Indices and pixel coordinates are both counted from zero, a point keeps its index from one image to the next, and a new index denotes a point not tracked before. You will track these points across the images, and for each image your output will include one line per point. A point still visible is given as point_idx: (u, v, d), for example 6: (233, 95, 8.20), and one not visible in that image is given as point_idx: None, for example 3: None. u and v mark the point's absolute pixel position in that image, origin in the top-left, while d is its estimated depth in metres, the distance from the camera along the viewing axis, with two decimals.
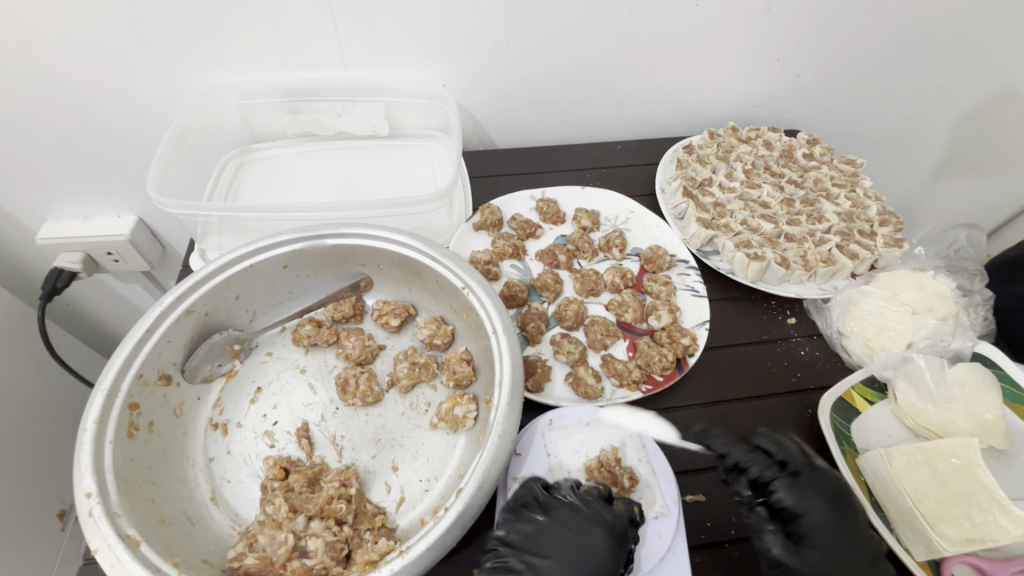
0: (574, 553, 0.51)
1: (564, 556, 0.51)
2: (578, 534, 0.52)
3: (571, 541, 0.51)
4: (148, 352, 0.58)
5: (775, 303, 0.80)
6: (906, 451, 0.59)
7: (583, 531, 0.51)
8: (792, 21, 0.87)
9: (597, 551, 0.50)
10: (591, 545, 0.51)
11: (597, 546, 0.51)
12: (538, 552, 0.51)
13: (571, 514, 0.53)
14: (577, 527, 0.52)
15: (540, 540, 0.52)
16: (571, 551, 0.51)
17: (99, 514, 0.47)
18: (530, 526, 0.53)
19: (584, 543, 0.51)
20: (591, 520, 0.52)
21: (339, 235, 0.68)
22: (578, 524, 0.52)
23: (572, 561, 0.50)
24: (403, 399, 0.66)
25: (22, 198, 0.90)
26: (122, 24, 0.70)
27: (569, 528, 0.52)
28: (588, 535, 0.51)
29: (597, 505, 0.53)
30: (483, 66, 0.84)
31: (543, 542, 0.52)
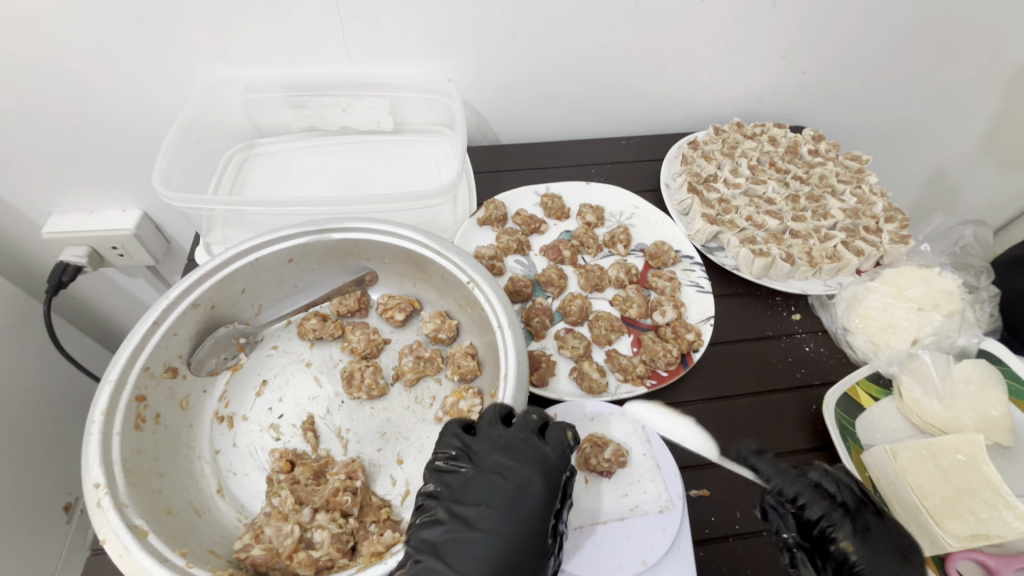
0: (506, 496, 0.48)
1: (500, 503, 0.48)
2: (511, 475, 0.49)
3: (502, 483, 0.49)
4: (154, 344, 0.58)
5: (781, 299, 0.80)
6: (911, 447, 0.59)
7: (515, 473, 0.49)
8: (799, 16, 0.86)
9: (530, 489, 0.49)
10: (524, 483, 0.49)
11: (530, 484, 0.49)
12: (467, 502, 0.48)
13: (501, 456, 0.50)
14: (503, 471, 0.49)
15: (468, 490, 0.49)
16: (502, 494, 0.48)
17: (106, 504, 0.47)
18: (458, 477, 0.50)
19: (514, 487, 0.49)
20: (519, 458, 0.50)
21: (345, 229, 0.68)
22: (506, 466, 0.50)
23: (505, 505, 0.48)
24: (408, 393, 0.66)
25: (29, 192, 0.90)
26: (128, 17, 0.70)
27: (501, 471, 0.50)
28: (520, 475, 0.49)
29: (529, 441, 0.51)
30: (488, 60, 0.84)
31: (473, 490, 0.49)
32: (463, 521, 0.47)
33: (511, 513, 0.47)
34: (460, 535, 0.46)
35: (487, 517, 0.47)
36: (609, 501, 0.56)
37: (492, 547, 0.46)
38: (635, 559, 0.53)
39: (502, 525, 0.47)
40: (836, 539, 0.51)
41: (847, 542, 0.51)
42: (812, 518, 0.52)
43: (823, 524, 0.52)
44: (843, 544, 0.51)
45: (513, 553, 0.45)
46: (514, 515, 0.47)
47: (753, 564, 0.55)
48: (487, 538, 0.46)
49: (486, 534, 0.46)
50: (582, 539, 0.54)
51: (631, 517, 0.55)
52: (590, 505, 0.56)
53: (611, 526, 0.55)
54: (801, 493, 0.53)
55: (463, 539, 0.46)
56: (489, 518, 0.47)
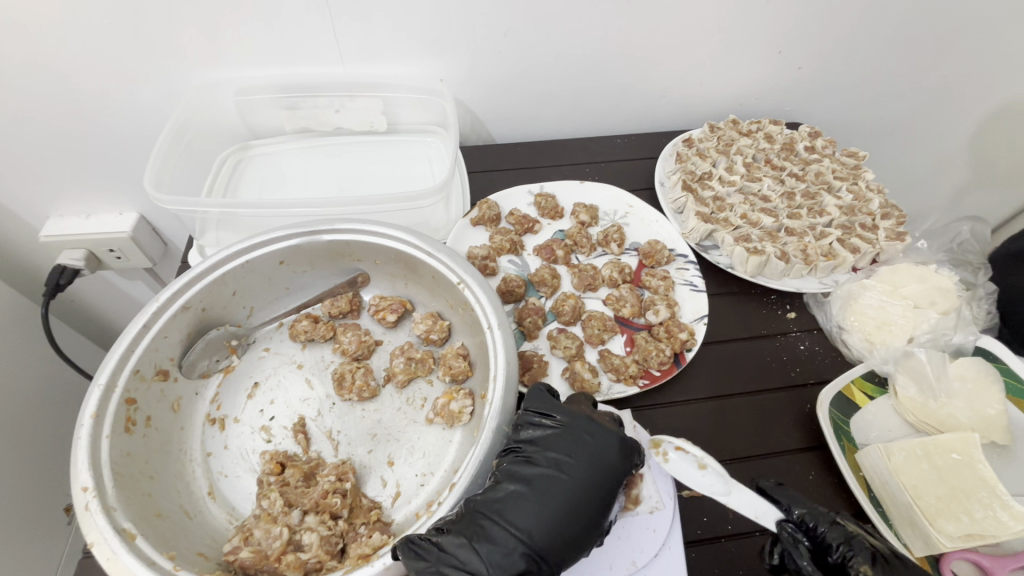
0: (591, 457, 0.50)
1: (584, 458, 0.50)
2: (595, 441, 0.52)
3: (584, 442, 0.51)
4: (145, 347, 0.58)
5: (775, 298, 0.79)
6: (906, 447, 0.58)
7: (597, 439, 0.51)
8: (794, 11, 0.85)
9: (610, 457, 0.51)
10: (603, 449, 0.51)
11: (611, 451, 0.51)
12: (544, 458, 0.50)
13: (588, 420, 0.53)
14: (593, 432, 0.52)
15: (549, 442, 0.51)
16: (586, 452, 0.51)
17: (94, 507, 0.47)
18: (546, 431, 0.52)
19: (599, 447, 0.51)
20: (606, 428, 0.53)
21: (335, 230, 0.68)
22: (594, 428, 0.52)
23: (590, 463, 0.50)
24: (399, 394, 0.66)
25: (25, 196, 0.90)
26: (118, 21, 0.70)
27: (587, 433, 0.52)
28: (601, 443, 0.51)
29: (611, 421, 0.54)
30: (481, 60, 0.84)
31: (557, 442, 0.51)
32: (551, 466, 0.50)
33: (592, 471, 0.49)
34: (546, 475, 0.49)
35: (567, 468, 0.49)
36: None
37: (570, 495, 0.48)
38: (624, 560, 0.53)
39: (577, 479, 0.49)
40: (855, 562, 0.49)
41: (866, 567, 0.48)
42: (829, 543, 0.51)
43: (842, 549, 0.50)
44: (862, 569, 0.48)
45: (578, 508, 0.48)
46: (586, 474, 0.49)
47: (743, 565, 0.55)
48: (569, 485, 0.48)
49: (567, 482, 0.49)
50: None
51: (621, 518, 0.55)
52: None
53: None
54: (818, 519, 0.52)
55: (545, 481, 0.48)
56: (564, 472, 0.49)
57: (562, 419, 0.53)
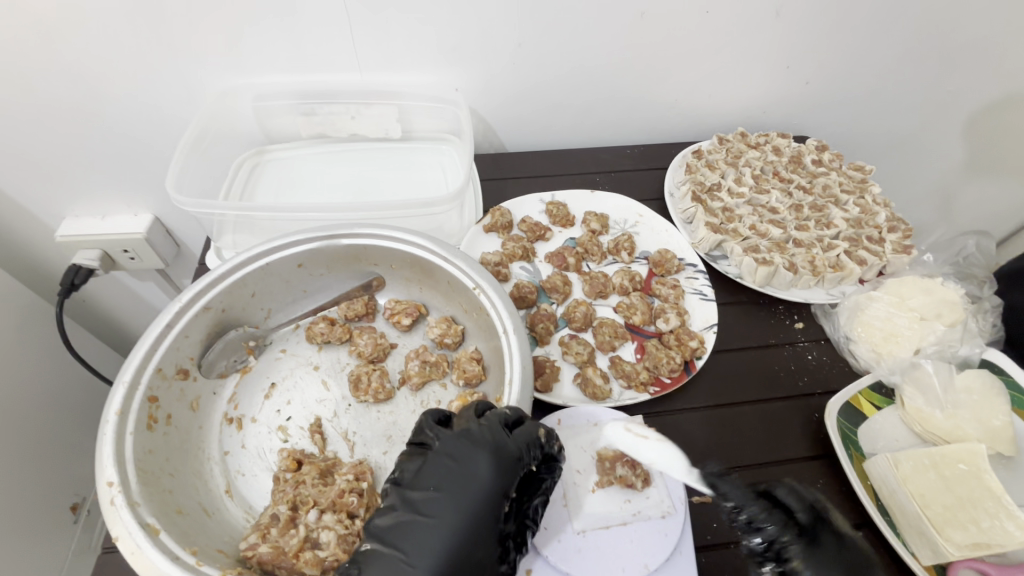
0: (459, 481, 0.48)
1: (451, 484, 0.48)
2: (464, 461, 0.49)
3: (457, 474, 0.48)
4: (166, 347, 0.60)
5: (783, 308, 0.80)
6: (913, 456, 0.59)
7: (469, 461, 0.49)
8: (803, 28, 0.88)
9: (478, 480, 0.48)
10: (475, 474, 0.48)
11: (479, 470, 0.48)
12: (420, 487, 0.48)
13: (459, 439, 0.50)
14: (460, 456, 0.49)
15: (423, 476, 0.49)
16: (454, 480, 0.48)
17: (120, 502, 0.48)
18: (415, 463, 0.50)
19: (468, 470, 0.48)
20: (473, 445, 0.50)
21: (354, 236, 0.69)
22: (467, 455, 0.49)
23: (457, 492, 0.47)
24: (414, 397, 0.67)
25: (43, 195, 0.92)
26: (146, 27, 0.72)
27: (456, 459, 0.49)
28: (473, 461, 0.49)
29: (491, 431, 0.51)
30: (495, 70, 0.86)
31: (426, 477, 0.48)
32: (410, 508, 0.47)
33: (459, 501, 0.47)
34: (409, 522, 0.46)
35: (434, 507, 0.46)
36: (612, 507, 0.56)
37: (442, 535, 0.45)
38: (638, 564, 0.53)
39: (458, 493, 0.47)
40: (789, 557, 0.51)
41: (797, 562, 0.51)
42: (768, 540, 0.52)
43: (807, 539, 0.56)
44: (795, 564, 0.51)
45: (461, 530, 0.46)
46: (462, 516, 0.46)
47: (754, 571, 0.56)
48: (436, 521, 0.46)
49: (435, 521, 0.46)
50: (585, 543, 0.54)
51: (635, 522, 0.56)
52: (592, 509, 0.57)
53: (614, 530, 0.55)
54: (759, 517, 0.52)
55: (413, 522, 0.46)
56: (439, 504, 0.46)
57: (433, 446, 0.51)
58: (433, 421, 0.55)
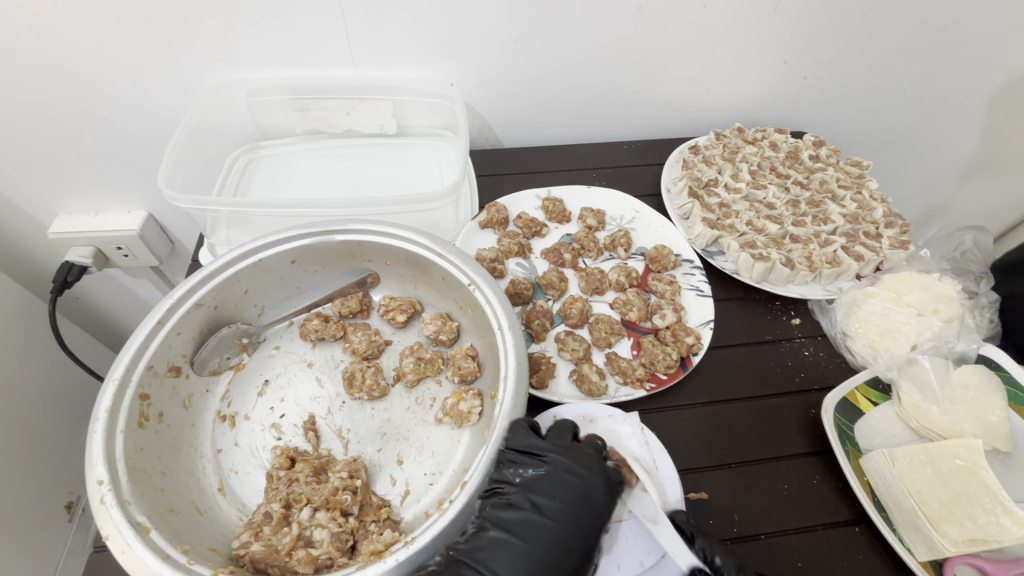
0: (575, 497, 0.53)
1: (572, 498, 0.53)
2: (583, 479, 0.54)
3: (574, 491, 0.53)
4: (158, 344, 0.59)
5: (780, 304, 0.80)
6: (910, 452, 0.59)
7: (590, 480, 0.54)
8: (801, 22, 0.87)
9: (593, 497, 0.53)
10: (590, 491, 0.53)
11: (594, 490, 0.54)
12: (541, 494, 0.53)
13: (574, 460, 0.55)
14: (578, 473, 0.54)
15: (542, 484, 0.53)
16: (572, 493, 0.53)
17: (109, 500, 0.47)
18: (531, 469, 0.54)
19: (586, 487, 0.53)
20: (589, 466, 0.55)
21: (348, 232, 0.69)
22: (582, 471, 0.54)
23: (574, 505, 0.53)
24: (408, 394, 0.67)
25: (34, 192, 0.91)
26: (135, 21, 0.71)
27: (574, 474, 0.54)
28: (592, 481, 0.54)
29: (597, 455, 0.56)
30: (491, 65, 0.85)
31: (547, 486, 0.53)
32: (533, 511, 0.52)
33: (578, 513, 0.52)
34: (530, 521, 0.51)
35: (554, 513, 0.52)
36: None
37: (556, 540, 0.51)
38: (632, 561, 0.54)
39: (571, 507, 0.52)
40: None
41: None
42: None
43: None
44: None
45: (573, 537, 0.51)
46: (576, 527, 0.52)
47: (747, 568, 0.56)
48: (555, 529, 0.51)
49: (554, 526, 0.51)
50: None
51: (629, 519, 0.57)
52: None
53: (609, 528, 0.56)
54: None
55: (533, 525, 0.51)
56: (559, 512, 0.52)
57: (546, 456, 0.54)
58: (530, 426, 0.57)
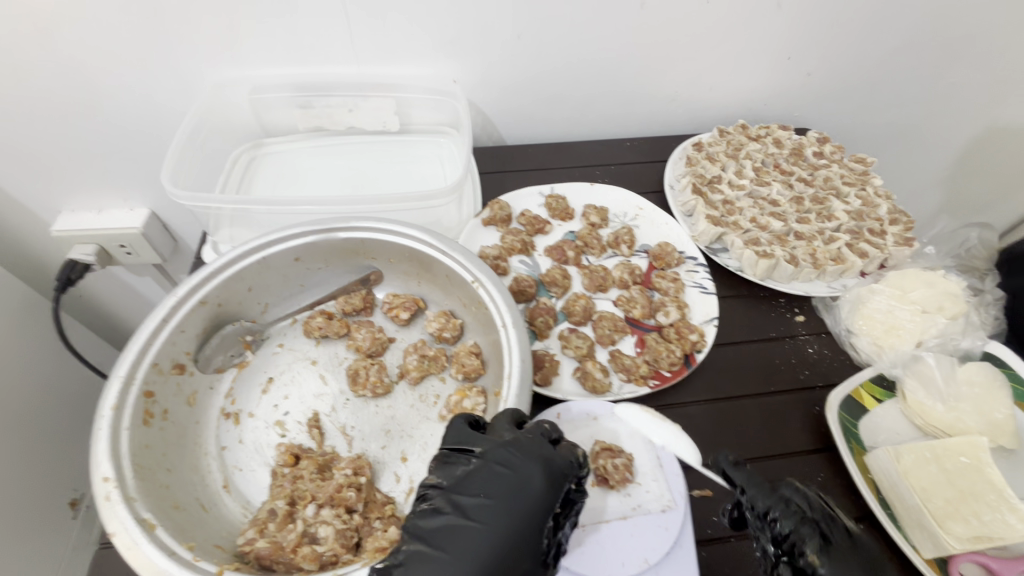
0: (510, 491, 0.47)
1: (504, 494, 0.47)
2: (515, 469, 0.48)
3: (508, 484, 0.47)
4: (162, 341, 0.59)
5: (784, 301, 0.80)
6: (914, 449, 0.59)
7: (521, 471, 0.48)
8: (805, 18, 0.87)
9: (531, 490, 0.47)
10: (526, 485, 0.47)
11: (531, 481, 0.47)
12: (467, 492, 0.47)
13: (509, 449, 0.49)
14: (510, 464, 0.48)
15: (471, 481, 0.48)
16: (506, 488, 0.47)
17: (115, 497, 0.48)
18: (461, 468, 0.49)
19: (520, 480, 0.47)
20: (525, 455, 0.49)
21: (351, 229, 0.69)
22: (515, 460, 0.48)
23: (507, 502, 0.46)
24: (412, 391, 0.67)
25: (38, 190, 0.91)
26: (138, 19, 0.71)
27: (506, 466, 0.48)
28: (526, 471, 0.48)
29: (538, 441, 0.50)
30: (493, 62, 0.85)
31: (474, 483, 0.48)
32: (457, 512, 0.46)
33: (511, 510, 0.46)
34: (456, 525, 0.45)
35: (482, 514, 0.46)
36: (613, 500, 0.56)
37: (487, 543, 0.45)
38: (638, 558, 0.53)
39: (504, 506, 0.46)
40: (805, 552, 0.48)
41: (814, 556, 0.47)
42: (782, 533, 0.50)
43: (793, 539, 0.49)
44: (811, 558, 0.47)
45: (505, 539, 0.45)
46: (511, 527, 0.45)
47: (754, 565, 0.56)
48: (484, 531, 0.45)
49: (484, 528, 0.45)
50: (582, 537, 0.54)
51: (634, 516, 0.55)
52: (593, 503, 0.56)
53: (614, 525, 0.55)
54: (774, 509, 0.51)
55: (459, 529, 0.45)
56: (486, 511, 0.46)
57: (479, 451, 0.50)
58: (469, 426, 0.54)
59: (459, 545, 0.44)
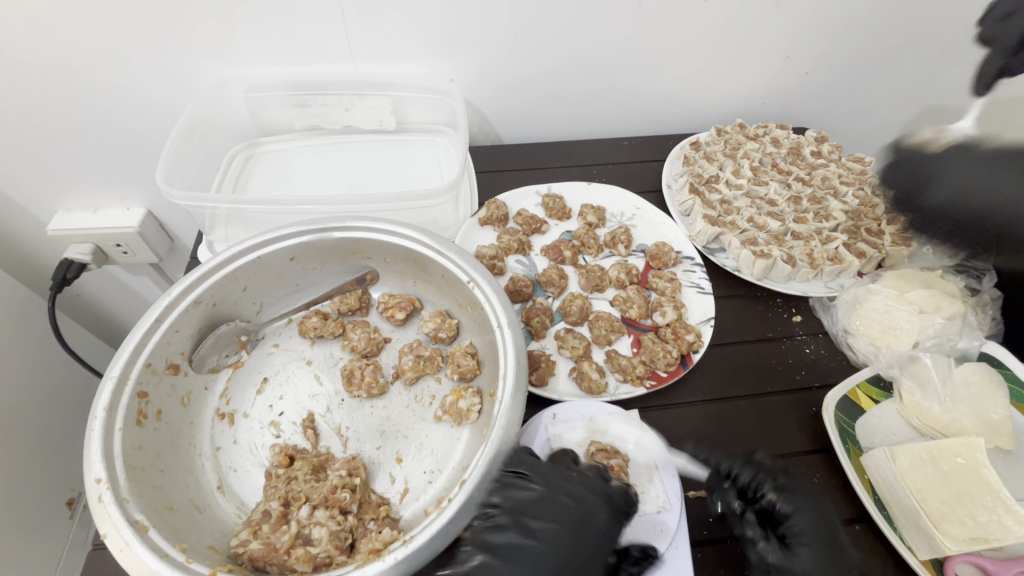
0: (574, 521, 0.52)
1: (569, 523, 0.51)
2: (582, 502, 0.53)
3: (573, 515, 0.52)
4: (157, 341, 0.59)
5: (781, 301, 0.79)
6: (911, 451, 0.58)
7: (587, 503, 0.52)
8: (803, 18, 0.86)
9: (595, 523, 0.52)
10: (591, 517, 0.52)
11: (596, 516, 0.52)
12: (536, 518, 0.52)
13: (571, 482, 0.54)
14: (577, 496, 0.53)
15: (536, 506, 0.52)
16: (571, 517, 0.52)
17: (107, 498, 0.47)
18: (525, 492, 0.53)
19: (585, 512, 0.52)
20: (592, 492, 0.53)
21: (346, 229, 0.68)
22: (580, 493, 0.53)
23: (572, 530, 0.51)
24: (408, 392, 0.66)
25: (34, 190, 0.91)
26: (133, 18, 0.70)
27: (571, 497, 0.53)
28: (592, 505, 0.52)
29: (600, 479, 0.55)
30: (490, 61, 0.84)
31: (542, 509, 0.52)
32: (522, 533, 0.51)
33: (576, 538, 0.51)
34: (519, 544, 0.50)
35: (548, 537, 0.51)
36: None
37: (549, 564, 0.49)
38: (633, 560, 0.53)
39: (569, 532, 0.51)
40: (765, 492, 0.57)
41: (773, 492, 0.57)
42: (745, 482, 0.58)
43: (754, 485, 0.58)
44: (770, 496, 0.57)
45: (568, 562, 0.50)
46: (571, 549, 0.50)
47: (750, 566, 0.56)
48: (548, 552, 0.50)
49: (547, 550, 0.50)
50: None
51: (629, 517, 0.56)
52: None
53: None
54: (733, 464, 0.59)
55: (522, 550, 0.50)
56: (552, 535, 0.51)
57: (535, 476, 0.54)
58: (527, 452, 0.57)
59: (521, 563, 0.49)
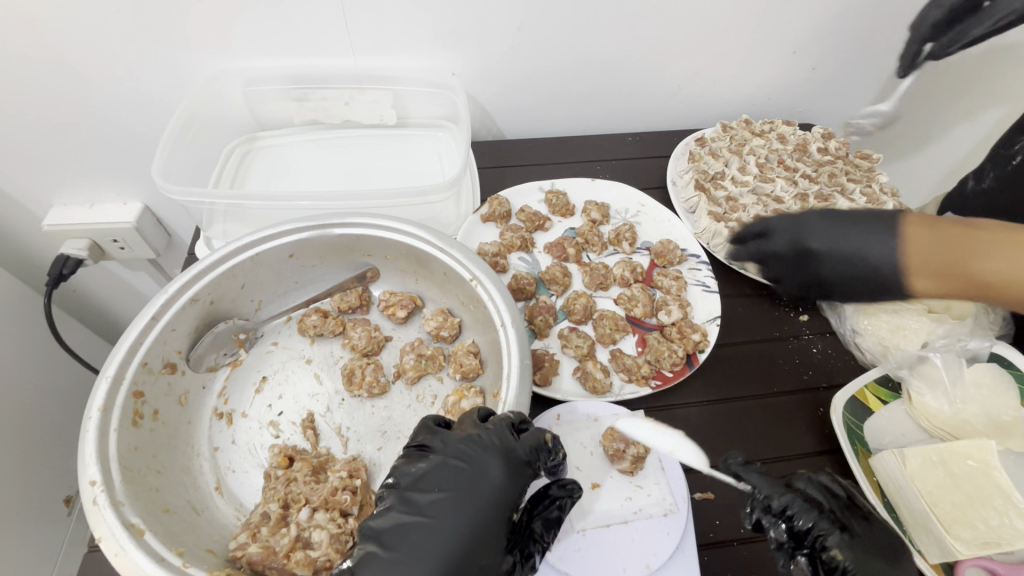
0: (469, 487, 0.47)
1: (464, 490, 0.47)
2: (472, 463, 0.48)
3: (467, 481, 0.47)
4: (152, 340, 0.58)
5: (788, 300, 0.78)
6: (922, 453, 0.57)
7: (478, 462, 0.48)
8: (812, 11, 0.85)
9: (488, 484, 0.48)
10: (485, 480, 0.48)
11: (488, 477, 0.48)
12: (424, 489, 0.47)
13: (465, 444, 0.49)
14: (468, 459, 0.48)
15: (426, 478, 0.48)
16: (461, 482, 0.47)
17: (103, 502, 0.46)
18: (417, 464, 0.48)
19: (480, 475, 0.48)
20: (482, 449, 0.49)
21: (347, 225, 0.67)
22: (471, 455, 0.49)
23: (466, 497, 0.47)
24: (409, 391, 0.65)
25: (28, 184, 0.89)
26: (127, 8, 0.69)
27: (463, 460, 0.49)
28: (483, 464, 0.48)
29: (499, 432, 0.50)
30: (493, 54, 0.83)
31: (430, 479, 0.48)
32: (409, 510, 0.46)
33: (470, 506, 0.46)
34: (408, 524, 0.45)
35: (440, 510, 0.46)
36: (613, 503, 0.55)
37: (447, 539, 0.45)
38: (639, 563, 0.52)
39: (464, 502, 0.46)
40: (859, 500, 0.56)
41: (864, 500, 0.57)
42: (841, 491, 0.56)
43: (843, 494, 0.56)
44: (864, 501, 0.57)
45: (464, 536, 0.45)
46: (469, 520, 0.46)
47: (756, 569, 0.55)
48: (441, 527, 0.45)
49: (440, 523, 0.45)
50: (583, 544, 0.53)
51: (635, 520, 0.54)
52: (594, 508, 0.55)
53: (614, 529, 0.54)
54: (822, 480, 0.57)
55: (409, 527, 0.45)
56: (442, 506, 0.46)
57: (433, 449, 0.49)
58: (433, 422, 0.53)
59: (412, 543, 0.44)
